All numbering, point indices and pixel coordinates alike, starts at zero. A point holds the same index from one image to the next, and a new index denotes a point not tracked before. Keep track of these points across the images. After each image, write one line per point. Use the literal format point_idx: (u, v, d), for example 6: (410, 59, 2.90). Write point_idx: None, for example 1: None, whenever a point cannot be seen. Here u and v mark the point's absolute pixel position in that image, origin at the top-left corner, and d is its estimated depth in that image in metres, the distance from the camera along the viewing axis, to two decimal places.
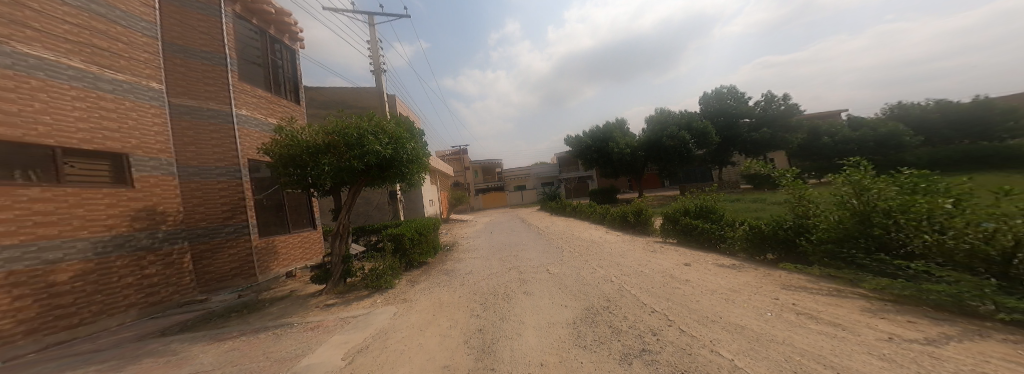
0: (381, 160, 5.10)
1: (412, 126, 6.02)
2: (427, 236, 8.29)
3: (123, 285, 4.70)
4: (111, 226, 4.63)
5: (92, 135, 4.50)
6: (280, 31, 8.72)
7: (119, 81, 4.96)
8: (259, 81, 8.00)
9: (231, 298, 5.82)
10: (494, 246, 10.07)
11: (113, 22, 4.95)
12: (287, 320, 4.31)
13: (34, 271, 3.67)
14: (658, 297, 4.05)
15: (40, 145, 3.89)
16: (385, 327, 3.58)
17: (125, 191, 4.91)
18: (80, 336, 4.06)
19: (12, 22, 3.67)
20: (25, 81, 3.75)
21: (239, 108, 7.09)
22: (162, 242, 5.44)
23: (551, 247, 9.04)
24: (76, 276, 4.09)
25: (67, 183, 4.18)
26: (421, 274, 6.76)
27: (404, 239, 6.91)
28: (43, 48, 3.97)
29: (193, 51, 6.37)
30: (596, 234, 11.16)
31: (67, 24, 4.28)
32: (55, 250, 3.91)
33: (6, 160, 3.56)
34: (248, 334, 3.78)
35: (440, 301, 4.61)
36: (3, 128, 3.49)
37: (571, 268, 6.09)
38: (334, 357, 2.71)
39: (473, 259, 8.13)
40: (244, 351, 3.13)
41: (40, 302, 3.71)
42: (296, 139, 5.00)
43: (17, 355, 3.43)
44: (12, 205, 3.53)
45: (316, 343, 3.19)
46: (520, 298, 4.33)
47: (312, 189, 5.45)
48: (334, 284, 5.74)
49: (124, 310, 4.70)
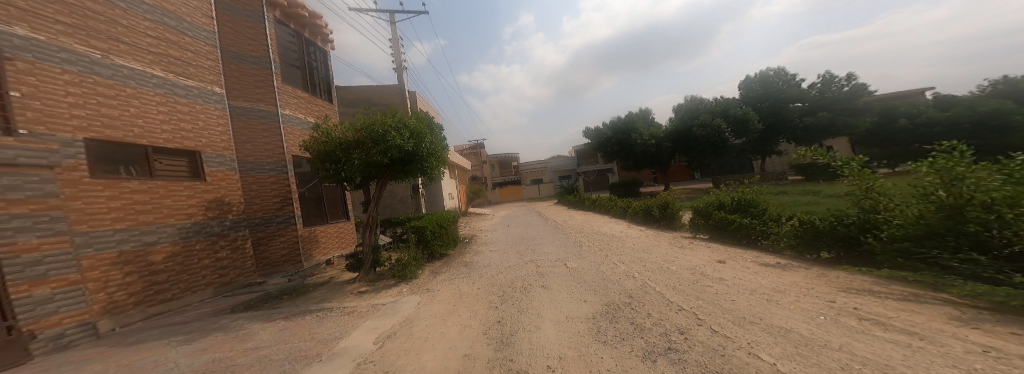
0: (404, 154, 5.37)
1: (432, 122, 6.19)
2: (448, 229, 8.52)
3: (202, 266, 5.39)
4: (191, 214, 5.31)
5: (174, 136, 5.23)
6: (314, 33, 9.27)
7: (189, 87, 5.68)
8: (298, 82, 8.61)
9: (283, 282, 6.44)
10: (512, 240, 10.17)
11: (180, 33, 5.60)
12: (327, 305, 4.69)
13: (138, 249, 4.37)
14: (685, 295, 3.90)
15: (136, 144, 4.60)
16: (410, 315, 3.78)
17: (200, 184, 5.61)
18: (173, 308, 4.79)
19: (110, 38, 4.34)
20: (122, 90, 4.44)
21: (283, 109, 7.73)
22: (231, 229, 6.16)
23: (569, 241, 8.95)
24: (167, 257, 4.77)
25: (158, 177, 4.89)
26: (443, 266, 7.01)
27: (428, 232, 7.19)
28: (133, 60, 4.66)
29: (244, 57, 7.01)
30: (618, 229, 10.85)
31: (149, 37, 4.95)
32: (152, 233, 4.60)
33: (113, 158, 4.29)
34: (296, 316, 4.19)
35: (461, 292, 4.78)
36: (110, 130, 4.20)
37: (592, 262, 6.02)
38: (366, 341, 2.94)
39: (492, 252, 8.28)
40: (294, 332, 3.47)
41: (146, 278, 4.43)
42: (331, 137, 5.35)
43: (129, 322, 4.13)
44: (119, 195, 4.20)
45: (351, 327, 3.46)
46: (537, 292, 4.35)
47: (345, 184, 5.81)
48: (366, 273, 6.14)
49: (203, 288, 5.41)
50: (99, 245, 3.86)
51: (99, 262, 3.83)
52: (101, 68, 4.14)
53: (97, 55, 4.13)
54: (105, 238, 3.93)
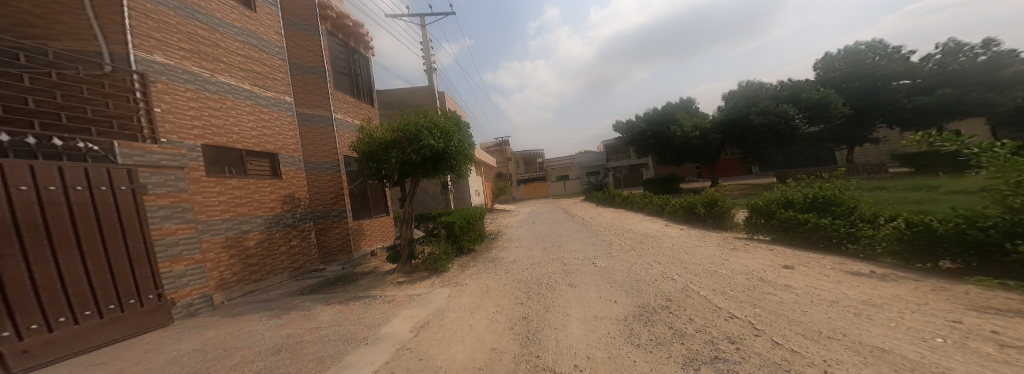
0: (435, 152, 5.70)
1: (460, 120, 6.43)
2: (476, 224, 8.73)
3: (281, 251, 6.38)
4: (272, 207, 6.30)
5: (260, 141, 6.34)
6: (358, 41, 10.17)
7: (268, 97, 6.68)
8: (346, 88, 9.55)
9: (339, 269, 7.27)
10: (536, 237, 10.09)
11: (259, 50, 6.63)
12: (369, 293, 5.19)
13: (237, 236, 5.43)
14: (740, 303, 3.52)
15: (234, 147, 5.73)
16: (441, 307, 4.01)
17: (278, 182, 6.60)
18: (262, 287, 5.82)
19: (214, 60, 5.53)
20: (224, 102, 5.61)
21: (336, 113, 8.68)
22: (301, 220, 7.09)
23: (597, 239, 8.61)
24: (257, 242, 5.82)
25: (249, 175, 5.98)
26: (470, 260, 7.25)
27: (455, 227, 7.49)
28: (231, 77, 5.84)
29: (305, 67, 8.00)
30: (654, 228, 10.10)
31: (239, 57, 6.10)
32: (247, 223, 5.67)
33: (219, 158, 5.47)
34: (347, 301, 4.73)
35: (487, 287, 4.91)
36: (218, 136, 5.42)
37: (620, 262, 5.75)
38: (404, 329, 3.21)
39: (517, 248, 8.32)
40: (346, 315, 3.92)
41: (243, 260, 5.49)
42: (373, 138, 5.84)
43: (232, 296, 5.19)
44: (222, 190, 5.30)
45: (391, 315, 3.80)
46: (563, 290, 4.29)
47: (384, 181, 6.29)
48: (403, 265, 6.64)
49: (282, 271, 6.40)
50: (213, 231, 5.03)
51: (215, 245, 5.00)
52: (210, 84, 5.35)
53: (205, 74, 5.32)
54: (216, 226, 5.07)
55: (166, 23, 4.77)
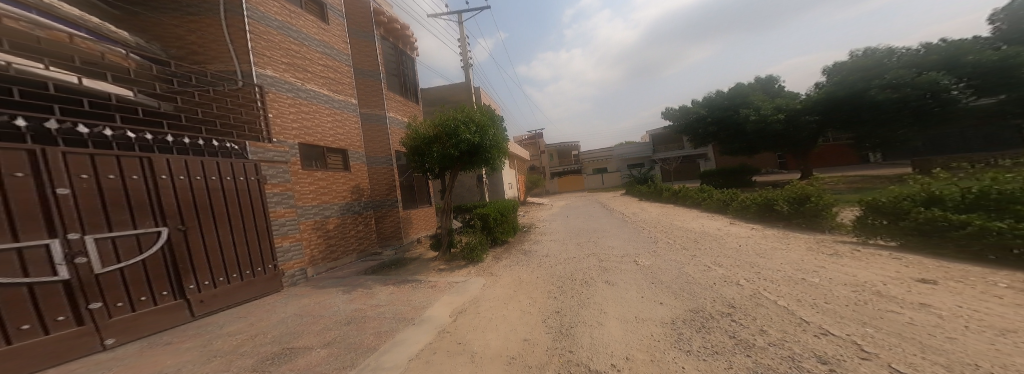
0: (471, 147, 5.90)
1: (494, 114, 6.56)
2: (509, 216, 8.73)
3: (352, 234, 7.36)
4: (345, 196, 7.27)
5: (337, 139, 7.31)
6: (404, 43, 10.91)
7: (339, 101, 7.61)
8: (397, 88, 10.36)
9: (392, 253, 8.08)
10: (571, 230, 9.71)
11: (332, 59, 7.58)
12: (414, 277, 5.64)
13: (321, 221, 6.41)
14: (838, 307, 2.85)
15: (318, 145, 6.71)
16: (476, 295, 4.18)
17: (349, 174, 7.54)
18: (338, 264, 6.82)
19: (302, 69, 6.52)
20: (310, 106, 6.61)
21: (390, 112, 9.51)
22: (364, 208, 8.00)
23: (639, 236, 7.95)
24: (336, 225, 6.82)
25: (328, 169, 6.95)
26: (504, 252, 7.35)
27: (491, 218, 7.51)
28: (314, 84, 6.82)
29: (365, 71, 8.87)
30: (709, 226, 8.92)
31: (319, 66, 7.07)
32: (329, 209, 6.67)
33: (308, 155, 6.47)
34: (398, 283, 5.24)
35: (520, 279, 4.95)
36: (309, 137, 6.45)
37: (666, 262, 5.22)
38: (443, 313, 3.45)
39: (551, 241, 8.12)
40: (398, 296, 4.36)
41: (327, 240, 6.53)
42: (417, 134, 6.24)
43: (318, 271, 6.20)
44: (312, 181, 6.30)
45: (434, 299, 4.10)
46: (599, 287, 4.12)
47: (428, 174, 6.68)
48: (442, 253, 7.05)
49: (352, 252, 7.38)
50: (307, 215, 6.08)
51: (308, 225, 6.06)
52: (301, 91, 6.35)
53: (298, 83, 6.33)
54: (309, 210, 6.11)
55: (272, 42, 5.90)
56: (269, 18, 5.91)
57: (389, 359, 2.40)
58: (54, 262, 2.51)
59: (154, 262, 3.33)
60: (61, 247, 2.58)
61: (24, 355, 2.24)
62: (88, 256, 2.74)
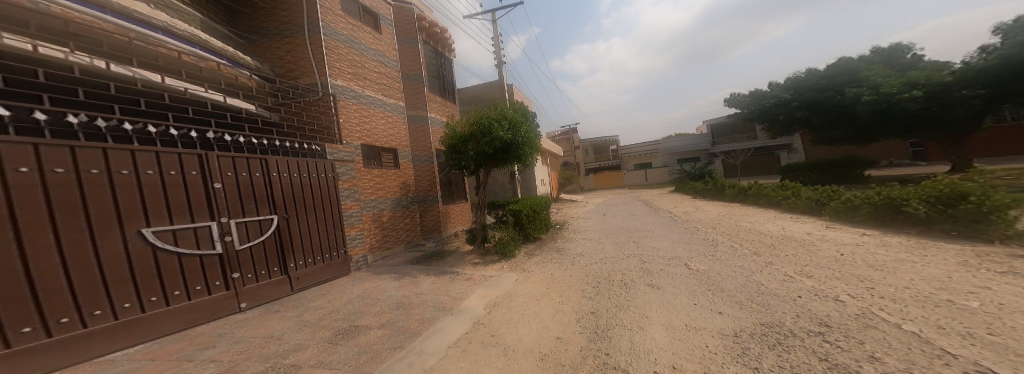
0: (504, 144, 5.97)
1: (526, 111, 6.60)
2: (542, 213, 8.57)
3: (402, 226, 7.95)
4: (396, 191, 7.86)
5: (390, 139, 7.94)
6: (442, 46, 11.38)
7: (391, 104, 8.22)
8: (438, 89, 10.85)
9: (434, 245, 8.52)
10: (609, 229, 9.19)
11: (385, 66, 8.21)
12: (452, 269, 5.84)
13: (378, 213, 7.05)
14: (958, 323, 2.28)
15: (374, 145, 7.34)
16: (509, 290, 4.22)
17: (399, 171, 8.09)
18: (391, 253, 7.44)
19: (362, 77, 7.21)
20: (370, 110, 7.28)
21: (433, 112, 10.01)
22: (412, 202, 8.55)
23: (688, 237, 7.21)
24: (389, 217, 7.45)
25: (382, 166, 7.57)
26: (537, 248, 7.27)
27: (523, 215, 7.47)
28: (371, 90, 7.49)
29: (411, 75, 9.44)
30: (776, 227, 7.69)
31: (375, 73, 7.74)
32: (383, 202, 7.30)
33: (367, 154, 7.15)
34: (438, 273, 5.49)
35: (553, 276, 4.87)
36: (370, 138, 7.14)
37: (720, 267, 4.65)
38: (478, 306, 3.57)
39: (587, 240, 7.80)
40: (437, 286, 4.57)
41: (382, 230, 7.15)
42: (454, 132, 6.44)
43: (375, 258, 6.84)
44: (370, 177, 6.95)
45: (469, 291, 4.23)
46: (640, 290, 3.87)
47: (463, 171, 6.88)
48: (478, 247, 7.19)
49: (403, 242, 7.97)
50: (368, 207, 6.77)
51: (369, 217, 6.73)
52: (362, 97, 7.05)
53: (360, 90, 7.04)
54: (369, 203, 6.80)
55: (341, 55, 6.67)
56: (334, 31, 6.60)
57: (432, 344, 2.58)
58: (213, 239, 3.65)
59: (270, 243, 4.43)
60: (216, 228, 3.70)
61: (196, 309, 3.36)
62: (232, 236, 3.88)
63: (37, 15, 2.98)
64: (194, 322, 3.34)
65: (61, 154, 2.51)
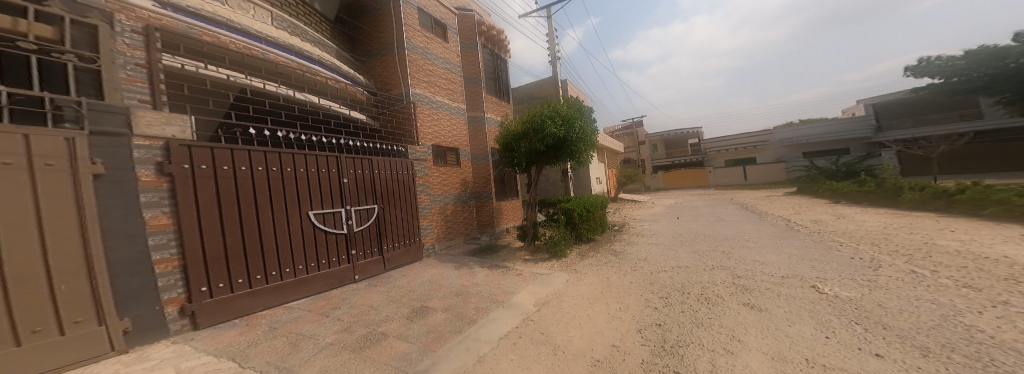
0: (557, 141, 5.87)
1: (581, 106, 6.35)
2: (597, 213, 8.09)
3: (464, 219, 8.42)
4: (458, 187, 8.34)
5: (453, 139, 8.47)
6: (498, 48, 11.68)
7: (456, 107, 8.82)
8: (494, 90, 11.18)
9: (490, 239, 8.81)
10: (677, 234, 8.18)
11: (450, 72, 8.82)
12: (505, 263, 6.00)
13: (442, 207, 7.66)
14: None
15: (439, 145, 7.93)
16: (560, 289, 4.18)
17: (460, 169, 8.53)
18: (454, 243, 7.98)
19: (432, 83, 7.91)
20: (438, 114, 7.93)
21: (491, 113, 10.37)
22: (472, 198, 8.96)
23: (781, 249, 5.95)
24: (452, 211, 7.99)
25: (446, 164, 8.12)
26: (590, 250, 6.94)
27: (575, 214, 7.24)
28: (439, 95, 8.16)
29: (472, 78, 9.94)
30: (924, 242, 5.76)
31: (443, 80, 8.41)
32: (446, 197, 7.84)
33: (434, 154, 7.80)
34: (490, 266, 5.69)
35: (608, 280, 4.61)
36: (435, 139, 7.73)
37: (825, 288, 3.74)
38: (528, 302, 3.62)
39: (649, 244, 7.11)
40: (489, 279, 4.77)
41: (445, 222, 7.73)
42: (508, 131, 6.54)
43: (441, 247, 7.43)
44: (435, 174, 7.55)
45: (521, 287, 4.31)
46: (723, 307, 3.34)
47: (515, 168, 7.00)
48: (529, 244, 7.22)
49: (464, 234, 8.44)
50: (436, 200, 7.45)
51: (435, 210, 7.38)
52: (432, 102, 7.73)
53: (430, 96, 7.73)
54: (437, 198, 7.48)
55: (417, 65, 7.44)
56: (413, 43, 7.41)
57: (486, 333, 2.72)
58: (342, 222, 4.82)
59: (379, 227, 5.50)
60: (344, 214, 4.86)
61: (332, 275, 4.54)
62: (354, 220, 5.02)
63: (265, 64, 4.44)
64: (334, 285, 4.55)
65: (269, 159, 3.96)
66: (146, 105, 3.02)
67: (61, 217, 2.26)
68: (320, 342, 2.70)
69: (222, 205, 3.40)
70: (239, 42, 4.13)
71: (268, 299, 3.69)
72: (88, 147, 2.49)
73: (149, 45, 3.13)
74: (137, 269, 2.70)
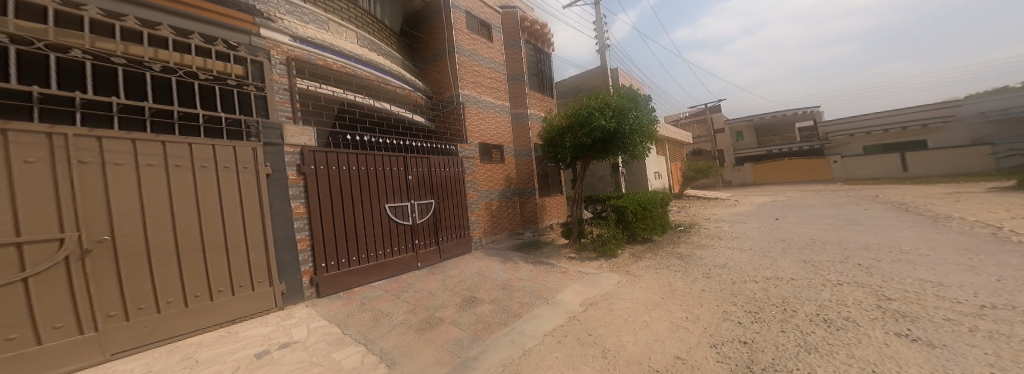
0: (606, 134, 5.47)
1: (635, 95, 5.79)
2: (655, 211, 7.30)
3: (508, 215, 8.57)
4: (502, 184, 8.49)
5: (498, 137, 8.63)
6: (542, 42, 11.43)
7: (501, 106, 8.97)
8: (537, 85, 10.95)
9: (532, 235, 8.75)
10: (754, 239, 6.84)
11: (495, 71, 8.99)
12: (549, 260, 5.88)
13: (489, 202, 7.89)
14: None
15: (485, 143, 8.16)
16: (611, 291, 3.92)
17: (503, 166, 8.65)
18: (499, 238, 8.16)
19: (479, 84, 8.19)
20: (484, 113, 8.17)
21: (534, 109, 10.25)
22: (515, 194, 9.00)
23: (911, 261, 4.50)
24: (497, 206, 8.17)
25: (491, 161, 8.32)
26: (646, 251, 6.29)
27: (627, 212, 6.67)
28: (486, 95, 8.40)
29: (515, 76, 9.93)
30: None
31: (489, 80, 8.65)
32: (491, 193, 8.04)
33: (481, 152, 8.07)
34: (533, 262, 5.66)
35: (671, 286, 4.12)
36: (481, 137, 7.97)
37: (997, 311, 2.68)
38: (574, 302, 3.49)
39: (718, 249, 6.10)
40: (532, 274, 4.74)
41: (492, 217, 7.95)
42: (551, 126, 6.35)
43: (487, 240, 7.68)
44: (481, 170, 7.80)
45: (566, 285, 4.17)
46: (838, 325, 2.66)
47: (559, 164, 6.79)
48: (574, 241, 6.93)
49: (509, 229, 8.57)
50: (484, 196, 7.73)
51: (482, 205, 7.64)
52: (479, 102, 8.03)
53: (477, 96, 8.01)
54: (485, 194, 7.74)
55: (466, 67, 7.81)
56: (461, 47, 7.79)
57: (531, 328, 2.74)
58: (409, 215, 5.44)
59: (439, 220, 6.05)
60: (411, 207, 5.47)
61: (404, 261, 5.19)
62: (418, 213, 5.61)
63: (358, 79, 5.29)
64: (406, 270, 5.20)
65: (354, 160, 4.68)
66: (291, 120, 4.13)
67: (252, 203, 3.51)
68: (394, 319, 3.12)
69: (326, 199, 4.24)
70: (337, 62, 4.89)
71: (362, 276, 4.50)
72: (263, 154, 3.72)
73: (289, 73, 4.23)
74: (289, 245, 3.82)
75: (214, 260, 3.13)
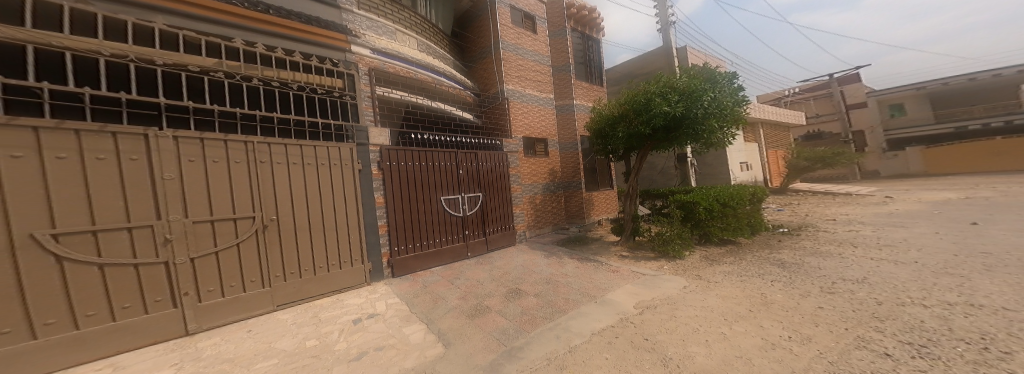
0: (669, 121, 4.73)
1: (711, 74, 4.83)
2: (742, 209, 6.05)
3: (552, 209, 8.38)
4: (546, 178, 8.29)
5: (541, 130, 8.36)
6: (590, 27, 10.56)
7: (546, 98, 8.66)
8: (583, 75, 10.17)
9: (577, 230, 8.30)
10: (881, 250, 5.10)
11: (539, 63, 8.69)
12: (597, 257, 5.48)
13: (532, 196, 7.82)
14: None
15: (528, 137, 8.02)
16: (676, 294, 3.46)
17: (546, 160, 8.38)
18: (543, 232, 8.02)
19: (523, 78, 8.08)
20: (527, 107, 8.01)
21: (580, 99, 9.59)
22: (557, 188, 8.64)
23: None
24: (540, 200, 8.03)
25: (534, 156, 8.18)
26: (726, 255, 5.30)
27: (698, 209, 5.69)
28: (531, 88, 8.23)
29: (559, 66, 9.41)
30: None
31: (534, 73, 8.45)
32: (534, 187, 7.92)
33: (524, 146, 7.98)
34: (580, 258, 5.36)
35: (767, 298, 3.33)
36: (524, 131, 7.83)
37: None
38: (631, 303, 3.15)
39: (829, 258, 4.74)
40: (580, 271, 4.49)
41: (536, 211, 7.87)
42: (602, 115, 5.88)
43: (530, 234, 7.62)
44: (523, 164, 7.73)
45: (617, 285, 3.83)
46: None
47: (610, 157, 6.30)
48: (626, 239, 6.29)
49: (552, 223, 8.37)
50: (528, 190, 7.71)
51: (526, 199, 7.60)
52: (523, 95, 7.93)
53: (520, 90, 7.89)
54: (529, 188, 7.71)
55: (511, 62, 7.82)
56: (505, 42, 7.79)
57: (577, 326, 2.61)
58: (461, 208, 5.77)
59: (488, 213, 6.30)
60: (461, 200, 5.79)
61: (456, 251, 5.56)
62: (468, 207, 5.91)
63: (421, 82, 5.80)
64: (457, 258, 5.57)
65: (413, 156, 5.12)
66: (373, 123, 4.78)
67: (348, 195, 4.22)
68: (448, 303, 3.39)
69: (393, 192, 4.76)
70: (404, 68, 5.43)
71: (422, 261, 5.01)
72: (354, 153, 4.39)
73: (371, 81, 4.88)
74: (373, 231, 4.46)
75: (298, 241, 3.68)
